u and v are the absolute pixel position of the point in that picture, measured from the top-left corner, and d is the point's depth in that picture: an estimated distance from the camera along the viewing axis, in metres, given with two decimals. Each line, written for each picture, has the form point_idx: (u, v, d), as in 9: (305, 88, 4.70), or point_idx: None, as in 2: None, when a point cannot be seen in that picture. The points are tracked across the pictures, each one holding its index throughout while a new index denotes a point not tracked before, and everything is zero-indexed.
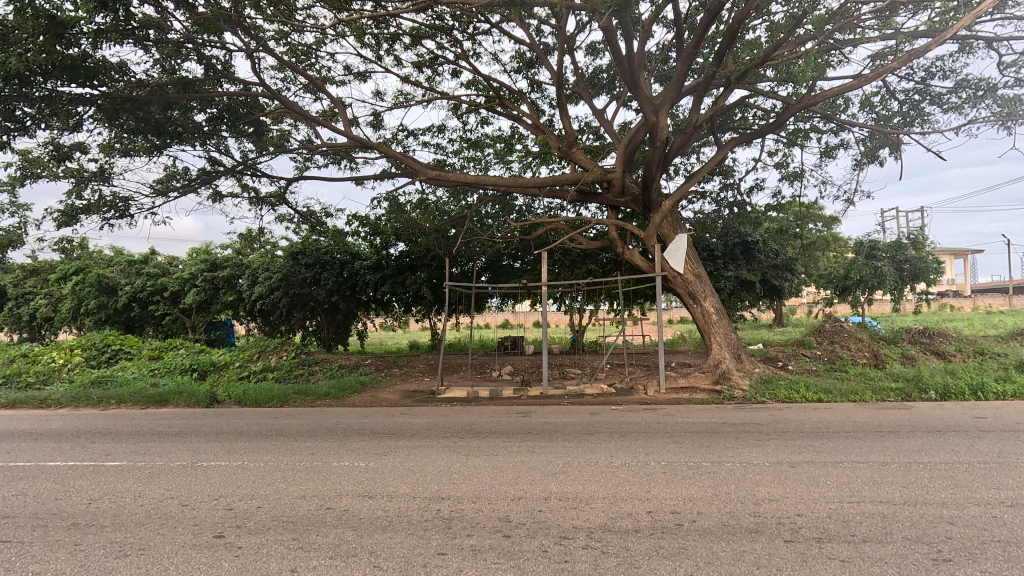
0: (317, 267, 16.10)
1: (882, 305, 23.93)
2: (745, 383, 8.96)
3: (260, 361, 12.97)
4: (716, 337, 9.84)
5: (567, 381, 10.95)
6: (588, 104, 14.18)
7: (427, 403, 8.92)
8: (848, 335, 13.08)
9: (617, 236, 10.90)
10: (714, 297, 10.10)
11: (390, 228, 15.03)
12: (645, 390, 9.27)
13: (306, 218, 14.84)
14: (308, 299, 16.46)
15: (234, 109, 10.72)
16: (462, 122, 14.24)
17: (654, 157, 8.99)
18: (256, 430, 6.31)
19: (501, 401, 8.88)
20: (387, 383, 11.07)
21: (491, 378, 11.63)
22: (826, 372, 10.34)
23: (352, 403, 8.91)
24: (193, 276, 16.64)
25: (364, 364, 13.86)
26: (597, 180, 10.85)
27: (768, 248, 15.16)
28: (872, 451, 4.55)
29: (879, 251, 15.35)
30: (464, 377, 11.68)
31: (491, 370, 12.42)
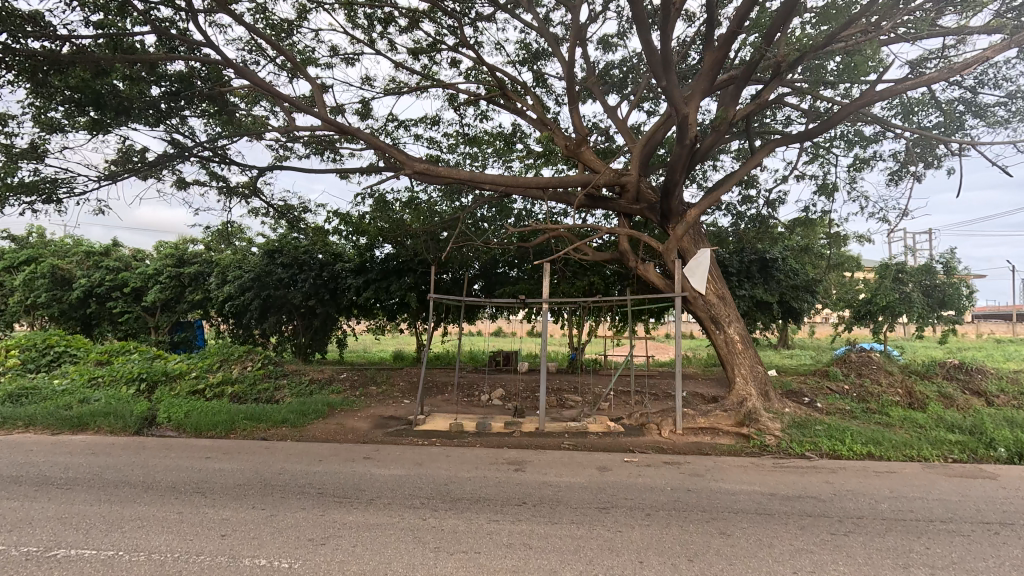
0: (293, 267, 14.73)
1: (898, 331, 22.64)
2: (776, 427, 7.65)
3: (220, 372, 11.50)
4: (740, 370, 8.54)
5: (566, 412, 9.60)
6: (598, 101, 12.93)
7: (403, 436, 7.55)
8: (877, 368, 11.82)
9: (631, 249, 9.57)
10: (739, 323, 8.79)
11: (376, 228, 13.58)
12: (658, 430, 7.93)
13: (282, 212, 13.38)
14: (282, 302, 15.03)
15: (190, 81, 9.13)
16: (460, 115, 12.93)
17: (681, 157, 7.67)
18: (172, 480, 4.91)
19: (490, 437, 7.51)
20: (360, 407, 9.67)
21: (479, 403, 10.26)
22: (864, 413, 9.01)
23: (313, 433, 7.53)
24: (158, 272, 15.21)
25: (339, 379, 12.44)
26: (608, 183, 9.52)
27: (788, 267, 14.00)
28: (1008, 572, 3.24)
29: (907, 275, 14.06)
30: (449, 401, 10.31)
31: (481, 392, 11.07)
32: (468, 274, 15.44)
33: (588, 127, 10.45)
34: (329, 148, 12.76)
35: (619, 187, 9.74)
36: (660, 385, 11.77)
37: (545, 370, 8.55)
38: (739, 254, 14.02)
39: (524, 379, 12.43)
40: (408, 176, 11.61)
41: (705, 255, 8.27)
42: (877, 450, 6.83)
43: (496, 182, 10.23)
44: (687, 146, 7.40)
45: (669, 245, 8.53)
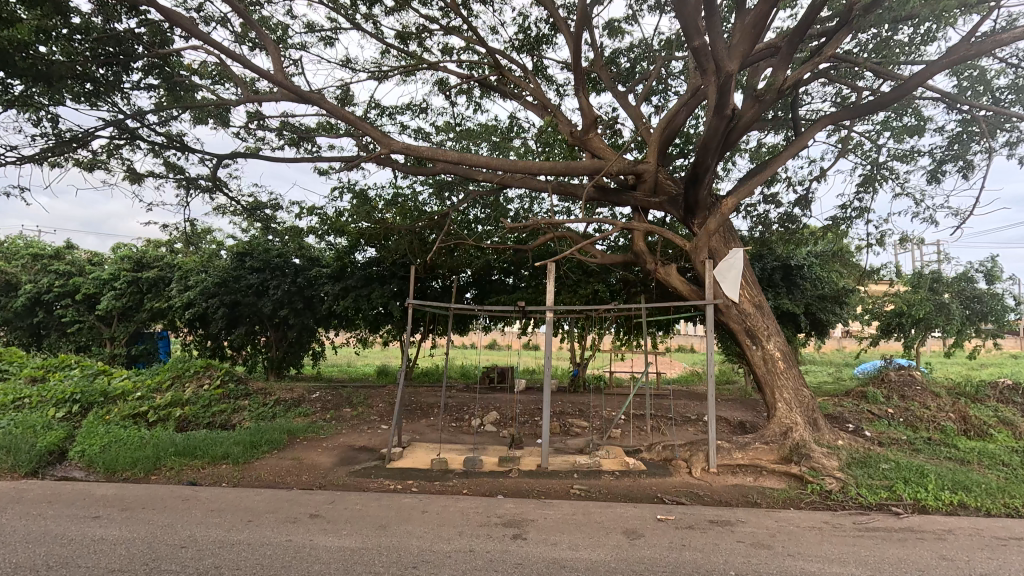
0: (264, 272, 13.29)
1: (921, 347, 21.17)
2: (833, 466, 6.19)
3: (170, 391, 9.95)
4: (783, 394, 7.09)
5: (571, 443, 8.12)
6: (606, 88, 11.64)
7: (371, 477, 6.02)
8: (923, 389, 10.43)
9: (648, 250, 8.21)
10: (779, 337, 7.36)
11: (358, 229, 12.25)
12: (687, 468, 6.47)
13: (252, 211, 12.00)
14: (251, 312, 13.51)
15: (134, 46, 7.81)
16: (451, 103, 11.62)
17: (717, 132, 6.38)
18: (16, 563, 3.40)
19: (481, 479, 6.00)
20: (328, 436, 8.15)
21: (471, 431, 8.76)
22: (927, 446, 7.55)
23: (258, 473, 5.98)
24: (114, 277, 13.72)
25: (310, 398, 10.91)
26: (621, 173, 8.15)
27: (814, 275, 12.72)
28: None
29: (943, 285, 12.66)
30: (435, 427, 8.81)
31: (473, 415, 9.61)
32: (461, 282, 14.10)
33: (596, 112, 9.14)
34: (306, 141, 11.38)
35: (633, 178, 8.40)
36: (679, 408, 10.35)
37: (550, 391, 7.10)
38: (759, 261, 12.74)
39: (523, 400, 10.98)
40: (393, 168, 10.23)
41: (739, 254, 6.96)
42: (972, 499, 5.37)
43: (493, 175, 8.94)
44: (725, 118, 6.11)
45: (698, 241, 7.17)
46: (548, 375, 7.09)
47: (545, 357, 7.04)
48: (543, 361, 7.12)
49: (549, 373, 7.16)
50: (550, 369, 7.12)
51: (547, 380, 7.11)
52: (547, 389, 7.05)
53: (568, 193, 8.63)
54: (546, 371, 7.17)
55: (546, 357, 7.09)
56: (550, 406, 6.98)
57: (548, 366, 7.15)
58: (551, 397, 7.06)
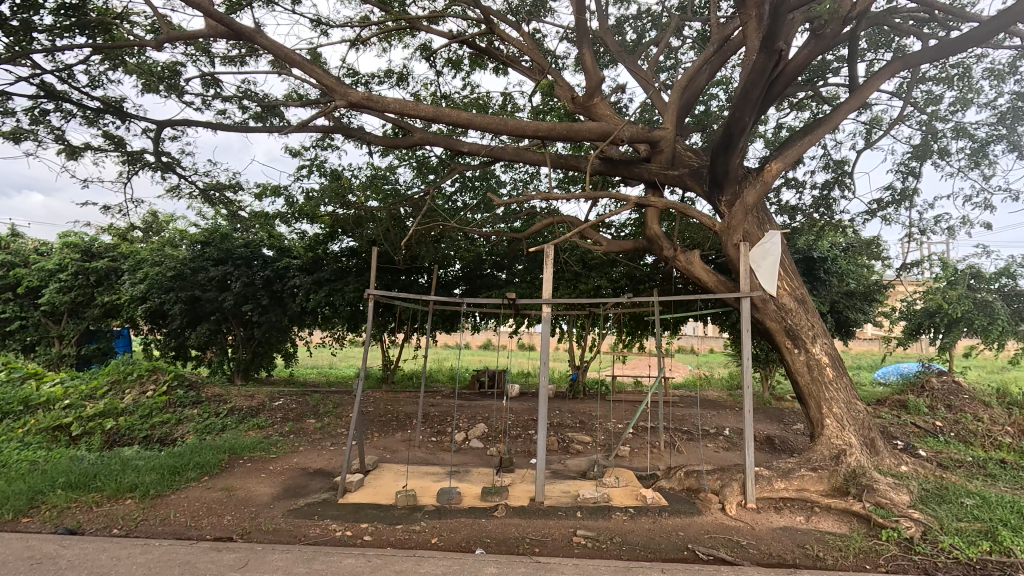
0: (226, 263, 11.95)
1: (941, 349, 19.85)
2: (906, 503, 4.88)
3: (106, 398, 8.57)
4: (833, 407, 5.77)
5: (571, 466, 6.79)
6: (612, 56, 10.30)
7: (316, 517, 4.69)
8: (972, 399, 9.16)
9: (666, 233, 6.92)
10: (827, 338, 6.03)
11: (332, 214, 10.92)
12: (718, 504, 5.15)
13: (209, 194, 10.58)
14: (214, 308, 12.14)
15: None
16: (436, 71, 10.24)
17: (761, 73, 5.08)
18: None
19: (458, 521, 4.66)
20: (280, 455, 6.78)
21: (453, 451, 7.41)
22: (1003, 471, 6.24)
23: (167, 514, 4.60)
24: (60, 268, 12.30)
25: (272, 406, 9.53)
26: (634, 141, 6.80)
27: (840, 269, 11.42)
28: None
29: (983, 281, 11.28)
30: (410, 445, 7.47)
31: (456, 428, 8.27)
32: (448, 277, 12.78)
33: (601, 73, 7.79)
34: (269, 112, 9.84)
35: (647, 149, 7.09)
36: (696, 418, 9.05)
37: (545, 403, 5.76)
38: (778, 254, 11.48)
39: (516, 409, 9.66)
40: (366, 140, 8.81)
41: (777, 238, 5.74)
42: None
43: (481, 150, 7.59)
44: (775, 52, 4.81)
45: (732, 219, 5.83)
46: (545, 381, 5.75)
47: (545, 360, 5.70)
48: (540, 361, 5.80)
49: (548, 376, 5.84)
50: (550, 376, 5.80)
51: (543, 389, 5.77)
52: (543, 401, 5.69)
53: (569, 167, 7.32)
54: (544, 373, 5.86)
55: (543, 361, 5.75)
56: (545, 419, 5.65)
57: (546, 371, 5.82)
58: (548, 410, 5.71)
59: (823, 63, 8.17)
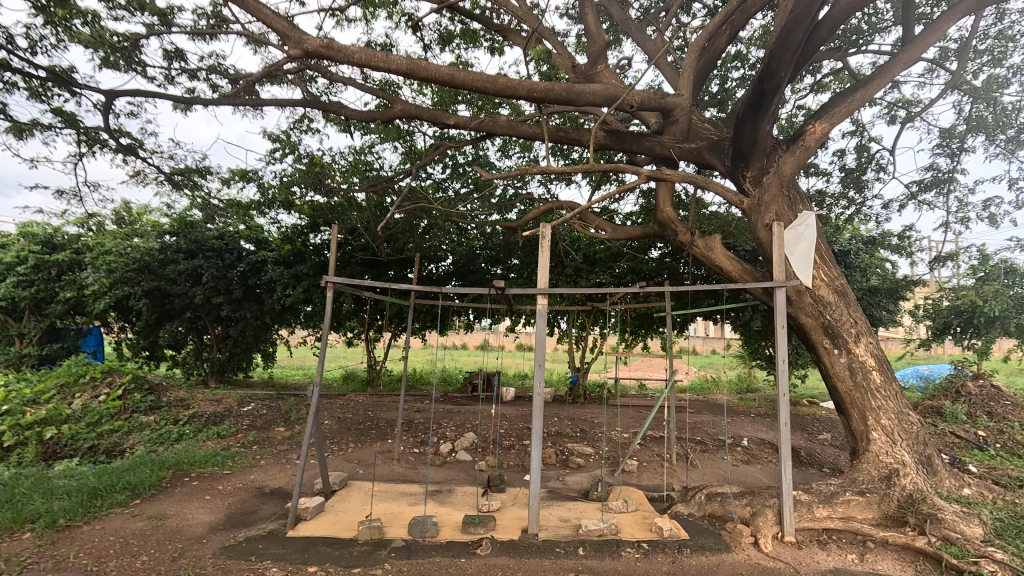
0: (197, 256, 11.08)
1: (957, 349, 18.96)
2: (982, 538, 4.01)
3: (49, 403, 7.63)
4: (880, 420, 4.88)
5: (570, 484, 5.90)
6: (615, 28, 9.38)
7: (256, 556, 3.79)
8: (1014, 405, 8.28)
9: (680, 217, 6.07)
10: (872, 337, 5.13)
11: (309, 202, 10.01)
12: (749, 537, 4.26)
13: (175, 179, 9.67)
14: (184, 304, 11.23)
15: None
16: (422, 42, 9.30)
17: (805, 12, 4.28)
18: None
19: (432, 562, 3.76)
20: (234, 471, 5.88)
21: (436, 465, 6.52)
22: None
23: (70, 554, 3.70)
24: (18, 261, 11.35)
25: (241, 411, 8.62)
26: (644, 107, 5.87)
27: (862, 264, 10.53)
28: None
29: (1019, 276, 10.38)
30: (388, 459, 6.59)
31: (442, 438, 7.40)
32: (439, 272, 11.88)
33: (605, 36, 6.89)
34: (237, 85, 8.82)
35: (658, 122, 6.22)
36: (709, 426, 8.17)
37: (540, 414, 4.86)
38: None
39: (509, 415, 8.77)
40: (340, 112, 7.79)
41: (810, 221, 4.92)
42: None
43: (470, 122, 6.70)
44: None
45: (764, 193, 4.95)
46: (539, 385, 4.84)
47: (541, 363, 4.78)
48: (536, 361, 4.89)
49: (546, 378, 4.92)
50: (546, 381, 4.89)
51: (536, 397, 4.85)
52: (538, 414, 4.78)
53: (571, 142, 6.43)
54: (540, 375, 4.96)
55: (538, 364, 4.83)
56: (540, 435, 4.74)
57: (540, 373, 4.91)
58: (543, 424, 4.79)
59: (854, 27, 7.27)
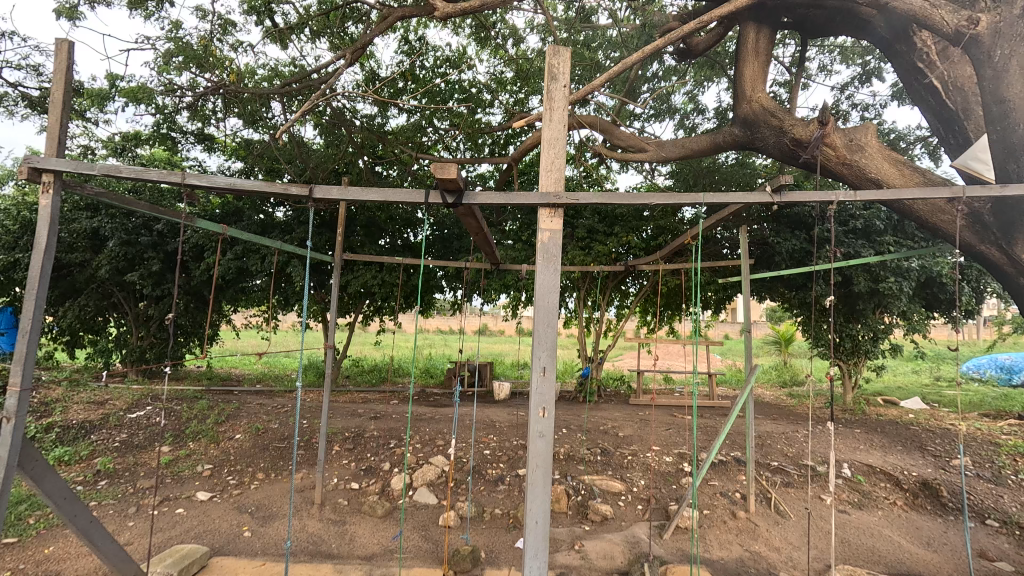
0: (101, 214, 8.61)
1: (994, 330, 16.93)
2: None
3: None
4: None
5: (593, 561, 3.51)
6: None
7: None
8: None
9: (780, 109, 3.62)
10: None
11: (239, 139, 7.49)
12: None
13: (45, 103, 7.11)
14: (87, 274, 8.78)
15: None
16: None
17: None
18: None
19: None
20: (19, 540, 3.46)
21: (376, 518, 4.12)
22: None
23: None
24: None
25: (127, 417, 6.19)
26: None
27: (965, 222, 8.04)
28: None
29: None
30: (303, 506, 4.22)
31: (398, 465, 5.02)
32: (414, 238, 9.46)
33: None
34: None
35: None
36: (780, 442, 5.78)
37: (539, 502, 2.29)
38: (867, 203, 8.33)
39: (500, 424, 6.37)
40: None
41: None
42: None
43: None
44: None
45: None
46: (535, 444, 2.23)
47: (546, 383, 2.25)
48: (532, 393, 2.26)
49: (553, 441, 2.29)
50: (552, 433, 2.28)
51: (535, 471, 2.26)
52: (534, 498, 2.27)
53: None
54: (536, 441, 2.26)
55: (536, 392, 2.25)
56: (537, 531, 2.29)
57: (538, 422, 2.29)
58: (545, 513, 2.29)
59: None
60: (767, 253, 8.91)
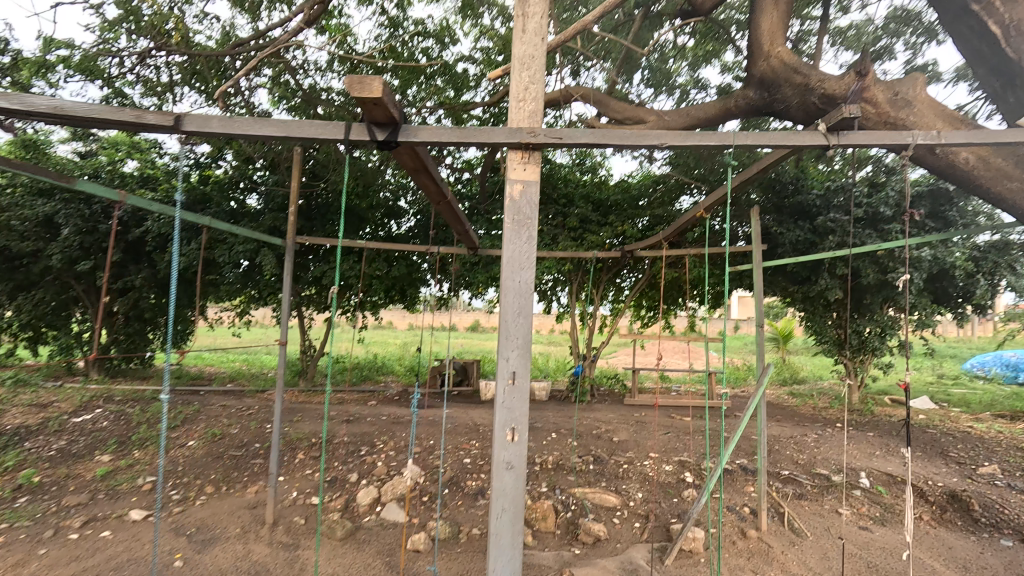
0: (55, 200, 7.97)
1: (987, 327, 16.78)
2: None
3: None
4: None
5: None
6: None
7: None
8: None
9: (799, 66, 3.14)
10: None
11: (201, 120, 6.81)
12: None
13: None
14: (41, 265, 8.16)
15: None
16: None
17: None
18: None
19: None
20: None
21: (334, 541, 3.58)
22: None
23: None
24: None
25: (72, 420, 5.61)
26: None
27: (981, 212, 7.57)
28: None
29: None
30: (251, 527, 3.68)
31: (366, 476, 4.49)
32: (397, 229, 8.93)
33: None
34: None
35: None
36: (789, 447, 5.30)
37: (507, 559, 2.06)
38: (877, 192, 7.85)
39: (484, 428, 5.84)
40: None
41: None
42: None
43: None
44: None
45: None
46: (502, 477, 2.01)
47: (514, 396, 2.02)
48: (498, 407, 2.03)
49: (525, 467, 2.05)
50: (523, 466, 2.05)
51: (499, 518, 2.03)
52: (500, 558, 2.03)
53: None
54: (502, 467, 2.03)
55: (504, 407, 2.02)
56: None
57: (507, 450, 2.06)
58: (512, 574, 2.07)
59: None
60: (770, 245, 8.43)
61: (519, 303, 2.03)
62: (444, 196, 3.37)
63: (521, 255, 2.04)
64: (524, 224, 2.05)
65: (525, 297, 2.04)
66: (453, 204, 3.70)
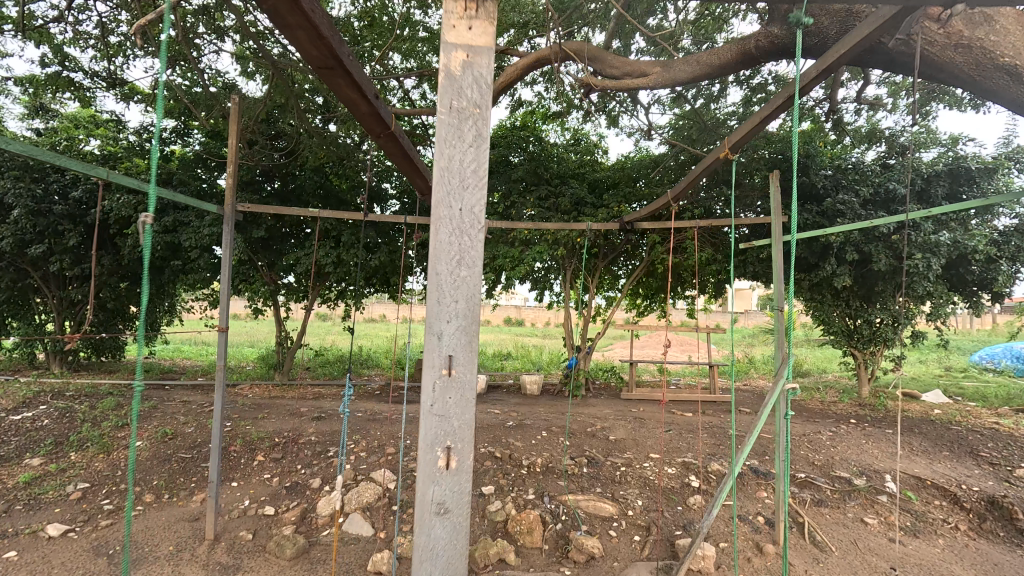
0: None
1: (991, 319, 16.38)
2: None
3: None
4: None
5: None
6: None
7: None
8: None
9: None
10: None
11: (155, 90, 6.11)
12: None
13: None
14: None
15: None
16: None
17: None
18: None
19: None
20: None
21: (282, 562, 3.06)
22: None
23: None
24: None
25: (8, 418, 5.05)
26: None
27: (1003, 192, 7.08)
28: None
29: None
30: (188, 544, 3.15)
31: (330, 482, 3.96)
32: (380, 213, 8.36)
33: None
34: None
35: None
36: (802, 446, 4.81)
37: None
38: (891, 172, 7.34)
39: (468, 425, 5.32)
40: None
41: None
42: None
43: None
44: None
45: None
46: (429, 519, 1.51)
47: (451, 400, 1.50)
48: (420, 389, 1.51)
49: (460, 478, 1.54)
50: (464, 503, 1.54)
51: None
52: None
53: None
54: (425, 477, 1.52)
55: (436, 414, 1.50)
56: None
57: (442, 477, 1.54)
58: None
59: None
60: None
61: (459, 246, 1.50)
62: (383, 120, 2.34)
63: (466, 173, 1.49)
64: (472, 125, 1.50)
65: (469, 237, 1.50)
66: (407, 148, 2.65)
